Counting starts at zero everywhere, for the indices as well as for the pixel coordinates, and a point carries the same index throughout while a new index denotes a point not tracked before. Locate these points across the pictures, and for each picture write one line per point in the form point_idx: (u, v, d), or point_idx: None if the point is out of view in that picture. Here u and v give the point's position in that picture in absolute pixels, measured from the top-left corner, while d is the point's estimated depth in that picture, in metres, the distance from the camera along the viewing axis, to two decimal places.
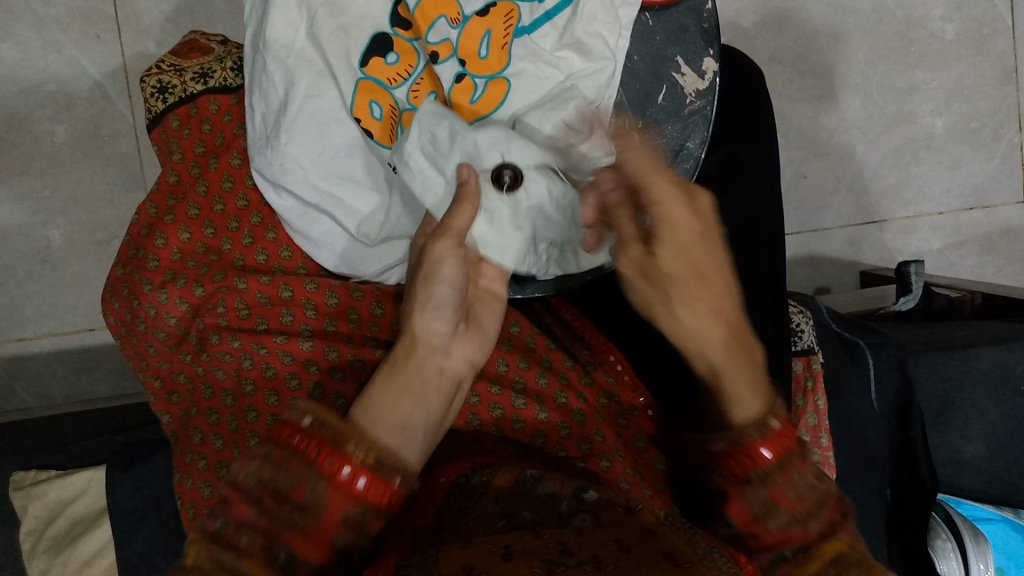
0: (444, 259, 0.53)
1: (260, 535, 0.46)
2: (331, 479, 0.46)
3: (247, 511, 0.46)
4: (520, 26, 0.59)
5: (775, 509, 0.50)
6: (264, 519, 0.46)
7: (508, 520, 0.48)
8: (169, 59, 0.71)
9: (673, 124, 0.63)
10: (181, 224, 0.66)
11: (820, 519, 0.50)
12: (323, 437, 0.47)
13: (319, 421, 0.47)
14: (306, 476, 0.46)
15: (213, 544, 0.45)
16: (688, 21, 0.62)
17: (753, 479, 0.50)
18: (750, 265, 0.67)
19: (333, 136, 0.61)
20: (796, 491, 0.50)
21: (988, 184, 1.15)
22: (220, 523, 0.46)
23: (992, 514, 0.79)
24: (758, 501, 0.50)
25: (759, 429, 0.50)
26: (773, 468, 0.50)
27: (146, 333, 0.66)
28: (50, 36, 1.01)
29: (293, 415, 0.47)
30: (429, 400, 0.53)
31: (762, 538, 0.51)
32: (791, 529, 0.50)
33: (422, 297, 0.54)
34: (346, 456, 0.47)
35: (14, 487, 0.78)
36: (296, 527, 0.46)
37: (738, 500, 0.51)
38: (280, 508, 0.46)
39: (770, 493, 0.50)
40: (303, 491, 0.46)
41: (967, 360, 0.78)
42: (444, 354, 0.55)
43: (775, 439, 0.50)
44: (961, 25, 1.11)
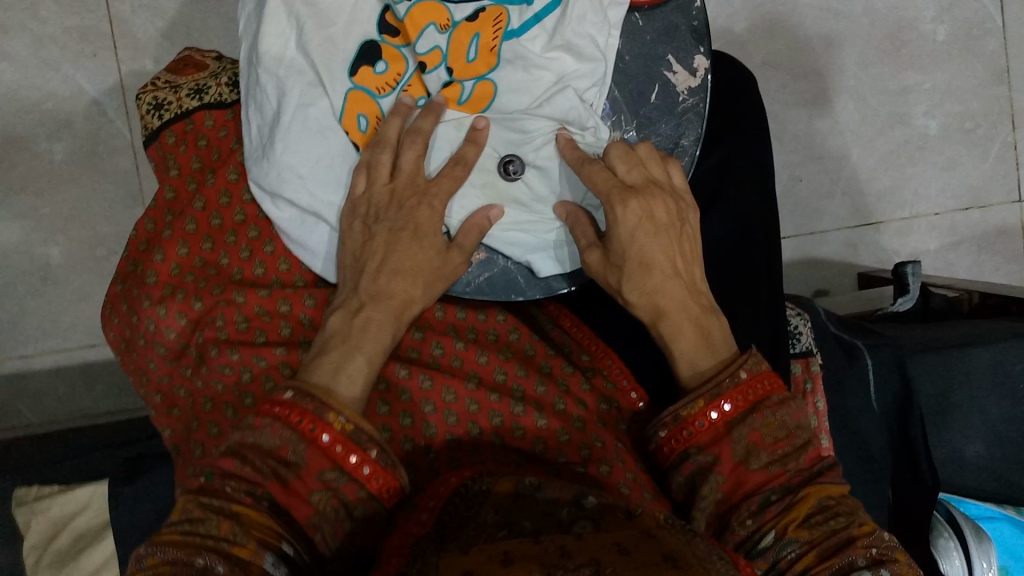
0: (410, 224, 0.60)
1: (244, 485, 0.50)
2: (311, 441, 0.52)
3: (232, 466, 0.51)
4: (509, 30, 0.60)
5: (757, 450, 0.54)
6: (250, 468, 0.51)
7: (509, 530, 0.47)
8: (164, 77, 0.72)
9: (667, 122, 0.63)
10: (178, 239, 0.66)
11: (797, 459, 0.54)
12: (305, 407, 0.53)
13: (299, 393, 0.53)
14: (289, 439, 0.51)
15: (200, 496, 0.51)
16: (677, 20, 0.63)
17: (735, 423, 0.55)
18: (747, 267, 0.67)
19: (327, 145, 0.61)
20: (773, 434, 0.54)
21: (983, 183, 1.16)
22: (206, 478, 0.51)
23: (994, 512, 0.79)
24: (741, 445, 0.54)
25: (731, 377, 0.55)
26: (751, 413, 0.55)
27: (145, 347, 0.66)
28: (48, 55, 1.02)
29: (276, 392, 0.54)
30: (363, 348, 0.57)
31: (747, 483, 0.54)
32: (772, 467, 0.54)
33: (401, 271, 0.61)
34: (326, 424, 0.52)
35: (17, 503, 0.78)
36: (278, 479, 0.51)
37: (725, 446, 0.54)
38: (266, 464, 0.51)
39: (750, 435, 0.54)
40: (286, 452, 0.51)
41: (964, 359, 0.79)
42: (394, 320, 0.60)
43: (744, 393, 0.55)
44: (952, 26, 1.12)
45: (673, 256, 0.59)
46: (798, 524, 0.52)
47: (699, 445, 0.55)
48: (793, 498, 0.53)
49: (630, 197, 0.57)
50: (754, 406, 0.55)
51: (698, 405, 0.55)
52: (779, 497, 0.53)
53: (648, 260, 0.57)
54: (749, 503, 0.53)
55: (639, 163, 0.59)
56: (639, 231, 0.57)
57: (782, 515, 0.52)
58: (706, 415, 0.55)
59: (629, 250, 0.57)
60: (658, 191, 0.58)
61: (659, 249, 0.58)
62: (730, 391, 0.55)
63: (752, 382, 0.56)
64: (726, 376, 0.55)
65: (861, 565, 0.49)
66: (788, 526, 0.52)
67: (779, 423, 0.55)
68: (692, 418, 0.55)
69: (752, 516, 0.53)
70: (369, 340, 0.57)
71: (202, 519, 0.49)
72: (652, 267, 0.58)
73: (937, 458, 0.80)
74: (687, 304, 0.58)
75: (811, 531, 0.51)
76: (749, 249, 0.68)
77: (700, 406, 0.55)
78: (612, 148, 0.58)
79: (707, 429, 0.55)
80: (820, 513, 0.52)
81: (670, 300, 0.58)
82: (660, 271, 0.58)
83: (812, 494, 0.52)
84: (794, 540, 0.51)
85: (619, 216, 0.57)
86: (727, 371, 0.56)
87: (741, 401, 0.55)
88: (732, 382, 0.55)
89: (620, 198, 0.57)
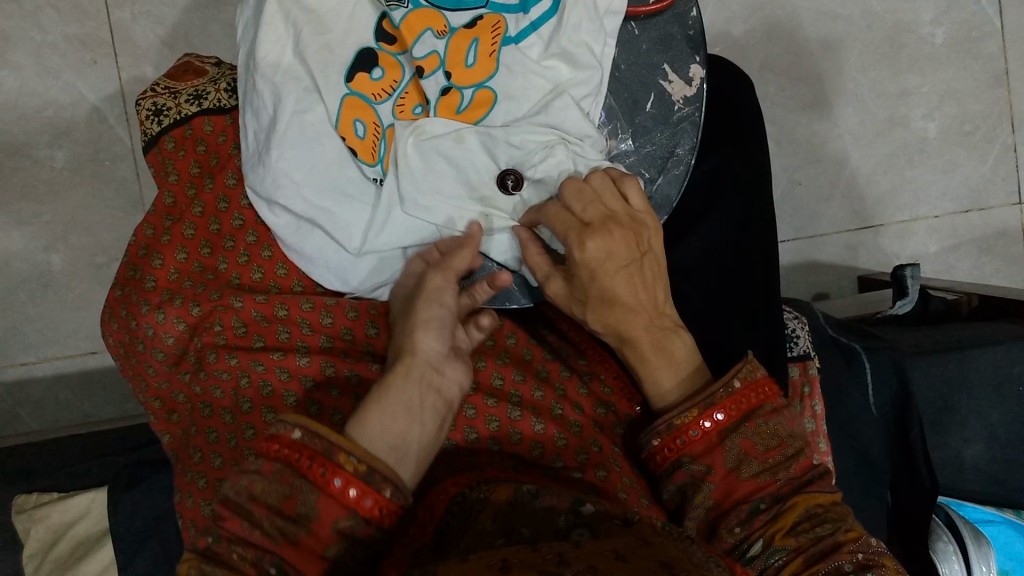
0: (441, 288, 0.58)
1: (252, 552, 0.48)
2: (321, 488, 0.49)
3: (240, 528, 0.48)
4: (507, 36, 0.60)
5: (748, 460, 0.54)
6: (258, 533, 0.48)
7: (506, 538, 0.47)
8: (163, 83, 0.72)
9: (662, 132, 0.63)
10: (177, 245, 0.67)
11: (787, 469, 0.54)
12: (315, 448, 0.49)
13: (308, 434, 0.50)
14: (299, 489, 0.49)
15: (203, 561, 0.48)
16: (674, 29, 0.63)
17: (728, 432, 0.55)
18: (744, 270, 0.67)
19: (322, 152, 0.61)
20: (764, 442, 0.55)
21: (983, 186, 1.16)
22: (212, 540, 0.49)
23: (993, 516, 0.79)
24: (731, 454, 0.54)
25: (724, 388, 0.55)
26: (743, 423, 0.55)
27: (145, 353, 0.67)
28: (49, 63, 1.02)
29: (281, 430, 0.50)
30: (423, 417, 0.54)
31: (736, 492, 0.54)
32: (762, 477, 0.54)
33: (422, 315, 0.57)
34: (337, 466, 0.49)
35: (16, 510, 0.79)
36: (287, 538, 0.48)
37: (712, 455, 0.55)
38: (274, 522, 0.49)
39: (742, 443, 0.54)
40: (294, 503, 0.49)
41: (964, 362, 0.78)
42: (439, 373, 0.57)
43: (737, 403, 0.55)
44: (950, 29, 1.12)
45: (637, 290, 0.57)
46: (784, 532, 0.52)
47: (691, 454, 0.55)
48: (782, 507, 0.53)
49: (588, 236, 0.55)
50: (746, 415, 0.55)
51: (692, 415, 0.55)
52: (767, 506, 0.53)
53: (614, 298, 0.57)
54: (738, 512, 0.53)
55: (595, 197, 0.57)
56: (603, 269, 0.56)
57: (771, 523, 0.53)
58: (699, 423, 0.55)
59: (591, 290, 0.56)
60: (619, 225, 0.56)
61: (620, 284, 0.57)
62: (723, 401, 0.55)
63: (745, 390, 0.56)
64: (719, 386, 0.55)
65: (848, 569, 0.50)
66: (775, 535, 0.52)
67: (771, 432, 0.55)
68: (684, 428, 0.55)
69: (741, 524, 0.53)
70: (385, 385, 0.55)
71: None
72: (616, 303, 0.57)
73: (937, 461, 0.80)
74: (649, 329, 0.58)
75: (797, 539, 0.52)
76: (748, 251, 0.67)
77: (695, 415, 0.55)
78: (565, 186, 0.56)
79: (701, 438, 0.55)
80: (807, 520, 0.53)
81: (636, 330, 0.58)
82: (621, 306, 0.57)
83: (800, 503, 0.53)
84: (781, 549, 0.52)
85: (579, 258, 0.55)
86: (720, 382, 0.56)
87: (734, 410, 0.55)
88: (726, 392, 0.55)
89: (578, 240, 0.55)
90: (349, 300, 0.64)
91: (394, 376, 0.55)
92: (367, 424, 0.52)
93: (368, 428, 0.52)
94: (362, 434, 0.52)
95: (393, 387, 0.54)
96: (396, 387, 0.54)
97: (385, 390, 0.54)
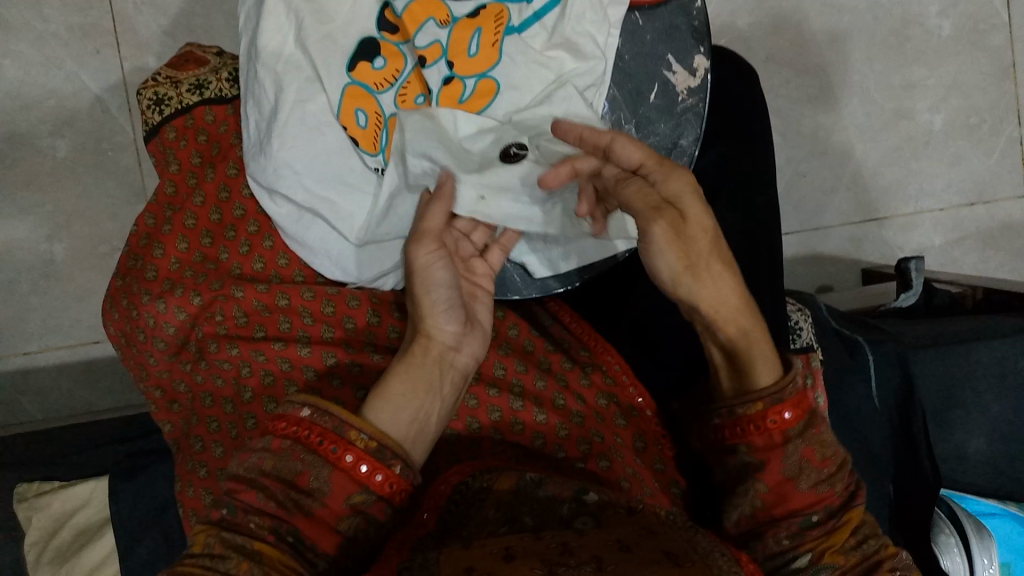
0: (430, 262, 0.57)
1: (268, 521, 0.48)
2: (334, 464, 0.50)
3: (255, 499, 0.48)
4: (510, 26, 0.60)
5: (807, 468, 0.54)
6: (274, 503, 0.48)
7: (510, 527, 0.48)
8: (164, 71, 0.72)
9: (666, 122, 0.63)
10: (178, 234, 0.67)
11: (841, 480, 0.54)
12: (325, 426, 0.50)
13: (317, 413, 0.51)
14: (311, 464, 0.49)
15: (224, 530, 0.47)
16: (678, 20, 0.62)
17: (792, 436, 0.54)
18: (748, 261, 0.67)
19: (324, 141, 0.61)
20: (822, 452, 0.54)
21: (988, 179, 1.15)
22: (227, 510, 0.48)
23: (996, 508, 0.80)
24: (793, 461, 0.54)
25: (794, 386, 0.54)
26: (808, 428, 0.54)
27: (145, 342, 0.67)
28: (51, 52, 1.02)
29: (290, 409, 0.51)
30: (442, 391, 0.56)
31: (791, 501, 0.54)
32: (820, 488, 0.54)
33: (426, 296, 0.57)
34: (348, 443, 0.50)
35: (17, 499, 0.78)
36: (303, 511, 0.49)
37: (776, 460, 0.54)
38: (288, 495, 0.49)
39: (803, 451, 0.54)
40: (308, 478, 0.49)
41: (967, 355, 0.78)
42: (454, 349, 0.58)
43: (802, 403, 0.54)
44: (957, 20, 1.11)
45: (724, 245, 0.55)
46: (835, 549, 0.52)
47: (750, 445, 0.54)
48: (835, 522, 0.53)
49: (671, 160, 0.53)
50: (811, 419, 0.54)
51: (757, 407, 0.54)
52: (822, 519, 0.53)
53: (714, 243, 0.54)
54: (790, 523, 0.53)
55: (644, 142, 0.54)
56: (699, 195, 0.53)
57: (823, 538, 0.53)
58: (766, 418, 0.54)
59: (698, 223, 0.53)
60: (675, 165, 0.53)
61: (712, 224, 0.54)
62: (791, 400, 0.54)
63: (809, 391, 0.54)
64: (787, 382, 0.54)
65: None
66: (825, 550, 0.52)
67: (829, 442, 0.55)
68: (751, 418, 0.54)
69: (790, 536, 0.53)
70: (395, 369, 0.55)
71: (226, 555, 0.46)
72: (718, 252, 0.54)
73: (940, 454, 0.80)
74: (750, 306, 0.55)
75: (846, 556, 0.52)
76: (752, 244, 0.67)
77: (760, 408, 0.54)
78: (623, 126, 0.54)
79: (765, 435, 0.54)
80: (854, 536, 0.53)
81: (733, 296, 0.54)
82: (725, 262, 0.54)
83: (853, 519, 0.53)
84: (829, 565, 0.51)
85: (678, 180, 0.52)
86: (790, 377, 0.54)
87: (800, 411, 0.54)
88: (794, 389, 0.54)
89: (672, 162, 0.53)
90: (350, 289, 0.64)
91: (413, 357, 0.56)
92: (381, 403, 0.53)
93: (391, 405, 0.53)
94: (382, 419, 0.52)
95: (414, 365, 0.55)
96: (416, 365, 0.55)
97: (397, 370, 0.55)
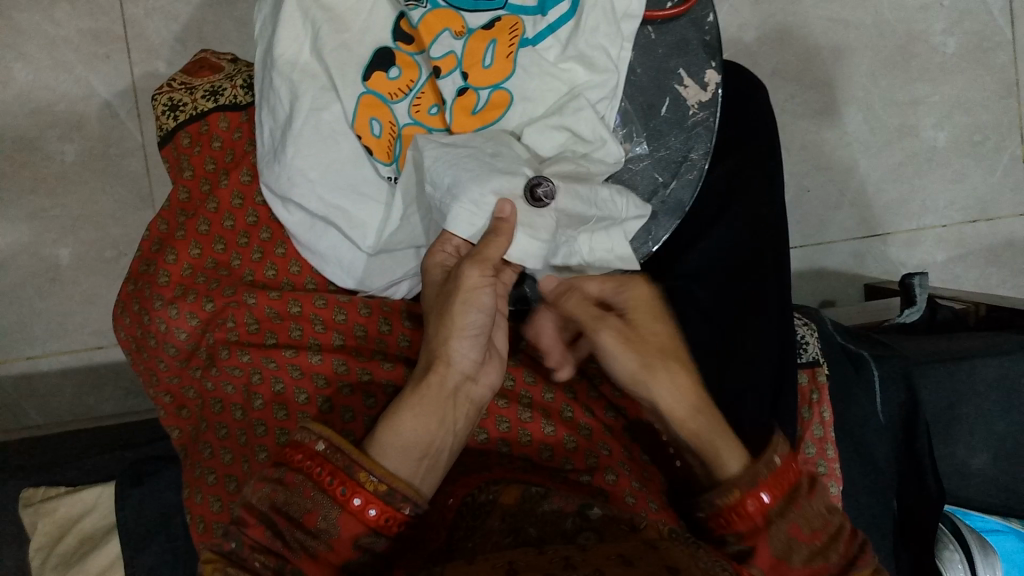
0: (477, 287, 0.54)
1: (273, 560, 0.49)
2: (342, 506, 0.50)
3: (263, 536, 0.49)
4: (525, 39, 0.59)
5: (796, 544, 0.52)
6: (279, 543, 0.49)
7: (513, 537, 0.50)
8: (179, 78, 0.73)
9: (676, 136, 0.63)
10: (191, 240, 0.67)
11: (836, 549, 0.52)
12: (337, 464, 0.50)
13: (332, 447, 0.51)
14: (320, 504, 0.50)
15: (228, 565, 0.48)
16: (690, 34, 0.63)
17: (775, 518, 0.52)
18: (755, 279, 0.67)
19: (338, 150, 0.61)
20: (810, 525, 0.52)
21: (991, 196, 1.15)
22: (235, 544, 0.49)
23: (1001, 526, 0.79)
24: (780, 540, 0.52)
25: (769, 466, 0.52)
26: (789, 503, 0.52)
27: (156, 347, 0.67)
28: (62, 57, 1.03)
29: (307, 439, 0.52)
30: (453, 423, 0.56)
31: (779, 573, 0.52)
32: (814, 562, 0.51)
33: (459, 322, 0.55)
34: (357, 484, 0.50)
35: (25, 503, 0.79)
36: (307, 553, 0.49)
37: (763, 544, 0.52)
38: (293, 535, 0.50)
39: (789, 528, 0.52)
40: (315, 518, 0.50)
41: (972, 372, 0.78)
42: (472, 380, 0.57)
43: (784, 479, 0.53)
44: (961, 38, 1.12)
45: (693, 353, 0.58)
46: None
47: (737, 534, 0.52)
48: None
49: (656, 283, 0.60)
50: (791, 496, 0.53)
51: (735, 496, 0.52)
52: None
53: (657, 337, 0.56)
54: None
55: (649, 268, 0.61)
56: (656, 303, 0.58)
57: None
58: (744, 504, 0.52)
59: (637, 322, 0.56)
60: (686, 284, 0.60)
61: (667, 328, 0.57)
62: (767, 481, 0.52)
63: (786, 468, 0.53)
64: (761, 464, 0.53)
65: None
66: None
67: (815, 514, 0.53)
68: (731, 507, 0.52)
69: None
70: (417, 396, 0.55)
71: None
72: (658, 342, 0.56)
73: (943, 472, 0.80)
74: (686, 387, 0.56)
75: None
76: (759, 258, 0.68)
77: (738, 496, 0.52)
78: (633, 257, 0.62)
79: (745, 519, 0.52)
80: None
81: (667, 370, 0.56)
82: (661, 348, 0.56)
83: None
84: None
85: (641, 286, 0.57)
86: (763, 460, 0.53)
87: (775, 494, 0.52)
88: (768, 469, 0.53)
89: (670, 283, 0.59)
90: (361, 297, 0.65)
91: (429, 386, 0.55)
92: (385, 438, 0.53)
93: (400, 441, 0.53)
94: (388, 454, 0.52)
95: (429, 396, 0.55)
96: (430, 397, 0.55)
97: (416, 399, 0.55)
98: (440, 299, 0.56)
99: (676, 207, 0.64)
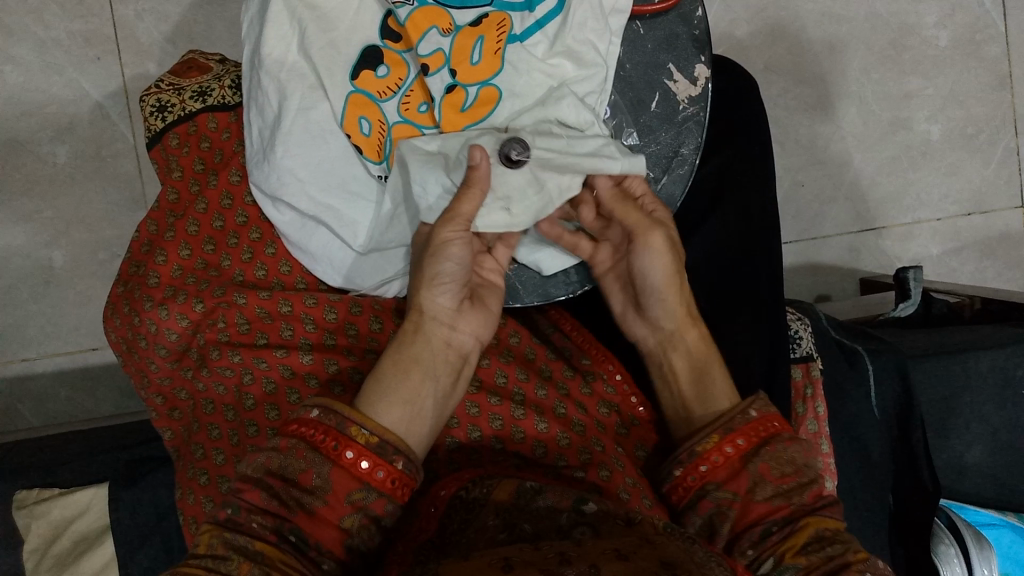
0: (449, 240, 0.55)
1: (270, 521, 0.50)
2: (335, 462, 0.52)
3: (259, 499, 0.50)
4: (512, 35, 0.58)
5: (763, 483, 0.55)
6: (275, 502, 0.50)
7: (509, 533, 0.48)
8: (168, 79, 0.72)
9: (667, 131, 0.63)
10: (180, 241, 0.67)
11: (801, 495, 0.55)
12: (330, 425, 0.53)
13: (325, 411, 0.53)
14: (313, 461, 0.51)
15: (224, 530, 0.50)
16: (679, 29, 0.63)
17: (749, 457, 0.56)
18: (747, 274, 0.68)
19: (326, 148, 0.61)
20: (780, 467, 0.55)
21: (986, 189, 1.15)
22: (232, 510, 0.50)
23: (994, 519, 0.80)
24: (750, 476, 0.55)
25: (744, 414, 0.57)
26: (762, 447, 0.56)
27: (146, 349, 0.67)
28: (51, 59, 1.02)
29: (303, 411, 0.54)
30: (436, 374, 0.57)
31: (749, 512, 0.54)
32: (775, 500, 0.54)
33: (429, 272, 0.57)
34: (350, 439, 0.52)
35: (17, 505, 0.78)
36: (304, 510, 0.51)
37: (733, 480, 0.55)
38: (290, 493, 0.51)
39: (759, 468, 0.55)
40: (310, 477, 0.51)
41: (967, 366, 0.78)
42: (452, 328, 0.58)
43: (759, 429, 0.57)
44: (954, 31, 1.12)
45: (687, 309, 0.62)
46: (795, 550, 0.52)
47: (716, 481, 0.56)
48: (792, 527, 0.53)
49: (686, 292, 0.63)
50: (765, 441, 0.56)
51: (713, 440, 0.56)
52: (779, 527, 0.53)
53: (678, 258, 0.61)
54: (750, 534, 0.54)
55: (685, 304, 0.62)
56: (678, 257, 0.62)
57: (782, 543, 0.53)
58: (721, 449, 0.56)
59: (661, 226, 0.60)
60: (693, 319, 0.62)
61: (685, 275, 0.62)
62: (743, 427, 0.57)
63: (763, 420, 0.57)
64: (738, 412, 0.57)
65: None
66: (785, 554, 0.52)
67: (787, 458, 0.56)
68: (709, 451, 0.56)
69: (752, 545, 0.53)
70: (397, 346, 0.57)
71: (228, 557, 0.48)
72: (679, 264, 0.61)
73: (939, 465, 0.80)
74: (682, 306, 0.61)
75: (808, 558, 0.52)
76: (751, 255, 0.68)
77: (715, 440, 0.56)
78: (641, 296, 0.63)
79: (723, 464, 0.56)
80: (817, 542, 0.52)
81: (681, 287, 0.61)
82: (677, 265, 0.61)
83: (811, 524, 0.53)
84: (791, 566, 0.52)
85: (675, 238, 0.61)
86: (738, 408, 0.57)
87: (744, 442, 0.56)
88: (744, 419, 0.57)
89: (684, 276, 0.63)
90: (353, 296, 0.64)
91: (405, 336, 0.57)
92: (368, 392, 0.55)
93: (379, 388, 0.55)
94: (372, 404, 0.54)
95: (405, 345, 0.57)
96: (409, 347, 0.57)
97: (396, 349, 0.57)
98: (418, 256, 0.58)
99: (668, 201, 0.64)
